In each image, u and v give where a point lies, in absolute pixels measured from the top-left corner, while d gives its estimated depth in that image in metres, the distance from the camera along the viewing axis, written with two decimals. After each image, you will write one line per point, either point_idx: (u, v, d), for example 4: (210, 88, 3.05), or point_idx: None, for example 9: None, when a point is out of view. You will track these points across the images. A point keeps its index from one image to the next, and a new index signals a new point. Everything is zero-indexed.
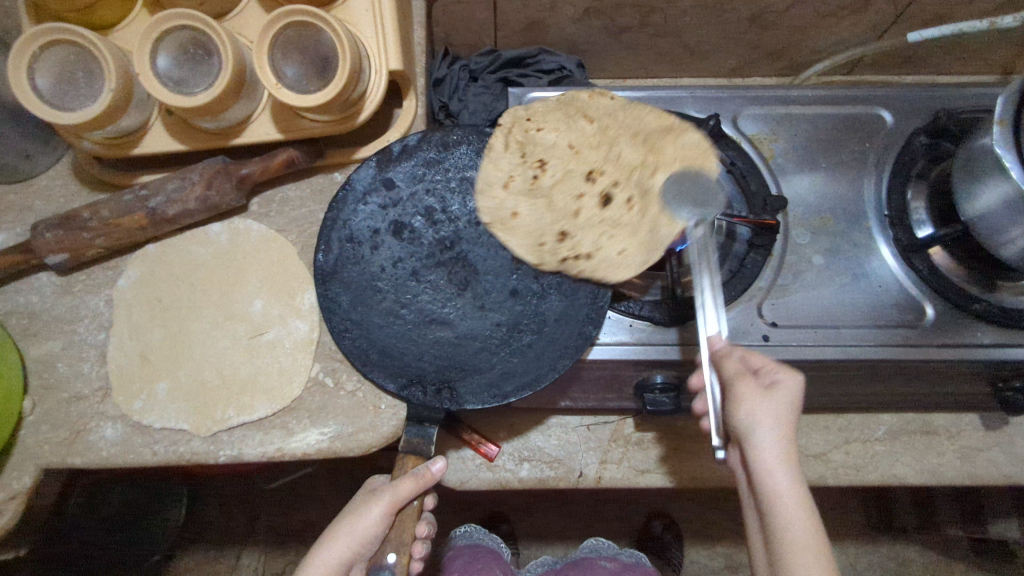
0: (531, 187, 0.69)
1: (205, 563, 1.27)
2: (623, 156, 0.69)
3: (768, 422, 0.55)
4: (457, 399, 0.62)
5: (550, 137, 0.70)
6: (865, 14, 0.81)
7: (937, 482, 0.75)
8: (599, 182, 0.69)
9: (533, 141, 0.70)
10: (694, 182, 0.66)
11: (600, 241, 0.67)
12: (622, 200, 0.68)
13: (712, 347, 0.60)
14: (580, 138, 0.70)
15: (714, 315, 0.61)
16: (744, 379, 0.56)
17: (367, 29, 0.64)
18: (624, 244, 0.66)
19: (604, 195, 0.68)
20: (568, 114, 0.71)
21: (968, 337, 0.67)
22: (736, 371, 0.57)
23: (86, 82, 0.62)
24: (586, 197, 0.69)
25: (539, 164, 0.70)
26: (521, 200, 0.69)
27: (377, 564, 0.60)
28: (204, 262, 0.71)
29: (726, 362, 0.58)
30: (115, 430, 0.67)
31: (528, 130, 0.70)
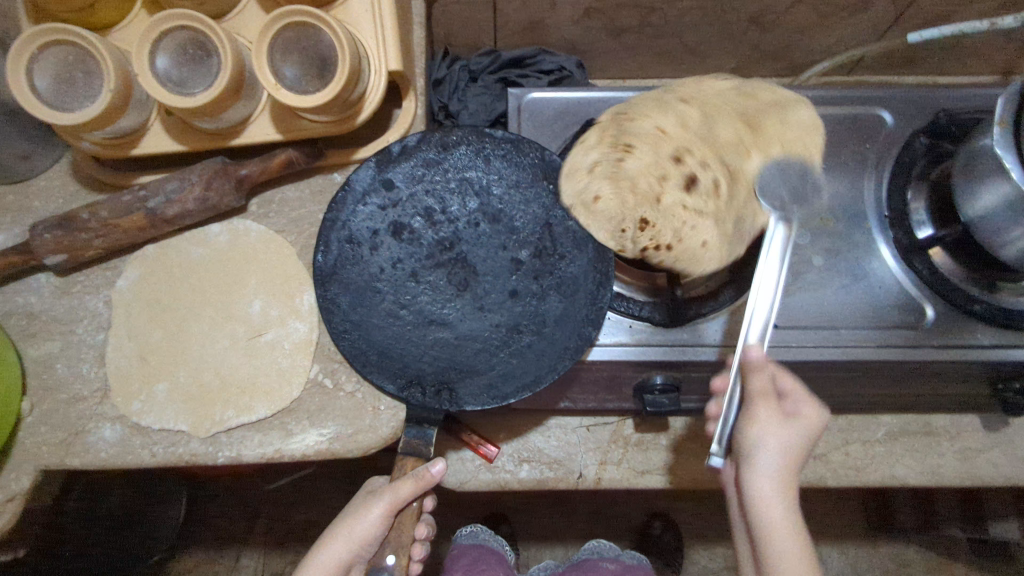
0: (617, 172, 0.65)
1: (205, 563, 1.27)
2: (716, 138, 0.65)
3: (774, 449, 0.56)
4: (457, 400, 0.62)
5: (642, 122, 0.66)
6: (866, 14, 0.81)
7: (937, 483, 0.75)
8: (688, 165, 0.64)
9: (623, 128, 0.66)
10: (796, 179, 0.65)
11: (681, 231, 0.64)
12: (709, 184, 0.64)
13: (746, 354, 0.58)
14: (673, 120, 0.65)
15: (762, 327, 0.59)
16: (766, 400, 0.57)
17: (367, 29, 0.63)
18: (705, 239, 0.64)
19: (690, 177, 0.64)
20: (663, 97, 0.66)
21: (968, 337, 0.68)
22: (761, 389, 0.57)
23: (85, 82, 0.62)
24: (670, 178, 0.64)
25: (625, 147, 0.65)
26: (610, 185, 0.65)
27: (377, 565, 0.60)
28: (203, 263, 0.71)
29: (756, 375, 0.57)
30: (114, 431, 0.67)
31: (620, 121, 0.67)
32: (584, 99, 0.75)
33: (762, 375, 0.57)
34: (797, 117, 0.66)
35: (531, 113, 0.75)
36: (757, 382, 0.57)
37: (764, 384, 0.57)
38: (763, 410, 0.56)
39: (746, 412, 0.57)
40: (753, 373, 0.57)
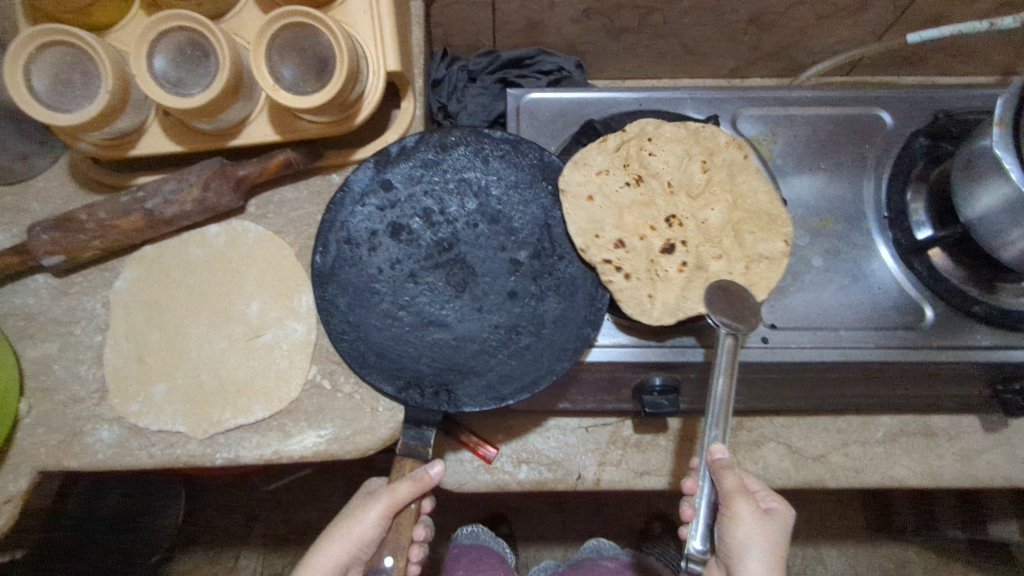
0: (616, 198, 0.67)
1: (204, 563, 1.27)
2: (708, 220, 0.67)
3: (762, 544, 0.57)
4: (455, 402, 0.62)
5: (660, 165, 0.68)
6: (865, 15, 0.81)
7: (937, 484, 0.75)
8: (673, 231, 0.67)
9: (642, 161, 0.68)
10: (733, 299, 0.62)
11: (640, 273, 0.65)
12: (679, 259, 0.66)
13: (712, 457, 0.59)
14: (683, 180, 0.67)
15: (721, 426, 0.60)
16: (744, 497, 0.58)
17: (365, 29, 0.63)
18: (653, 289, 0.64)
19: (667, 242, 0.66)
20: (688, 151, 0.68)
21: (967, 338, 0.68)
22: (736, 487, 0.58)
23: (82, 83, 0.61)
24: (654, 231, 0.67)
25: (636, 177, 0.68)
26: (606, 199, 0.67)
27: (375, 566, 0.60)
28: (201, 265, 0.71)
29: (727, 474, 0.58)
30: (111, 433, 0.66)
31: (643, 149, 0.68)
32: (583, 99, 0.75)
33: (732, 474, 0.58)
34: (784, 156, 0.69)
35: (530, 113, 0.75)
36: (731, 482, 0.58)
37: (738, 482, 0.58)
38: (745, 506, 0.57)
39: (728, 513, 0.58)
40: (725, 473, 0.58)
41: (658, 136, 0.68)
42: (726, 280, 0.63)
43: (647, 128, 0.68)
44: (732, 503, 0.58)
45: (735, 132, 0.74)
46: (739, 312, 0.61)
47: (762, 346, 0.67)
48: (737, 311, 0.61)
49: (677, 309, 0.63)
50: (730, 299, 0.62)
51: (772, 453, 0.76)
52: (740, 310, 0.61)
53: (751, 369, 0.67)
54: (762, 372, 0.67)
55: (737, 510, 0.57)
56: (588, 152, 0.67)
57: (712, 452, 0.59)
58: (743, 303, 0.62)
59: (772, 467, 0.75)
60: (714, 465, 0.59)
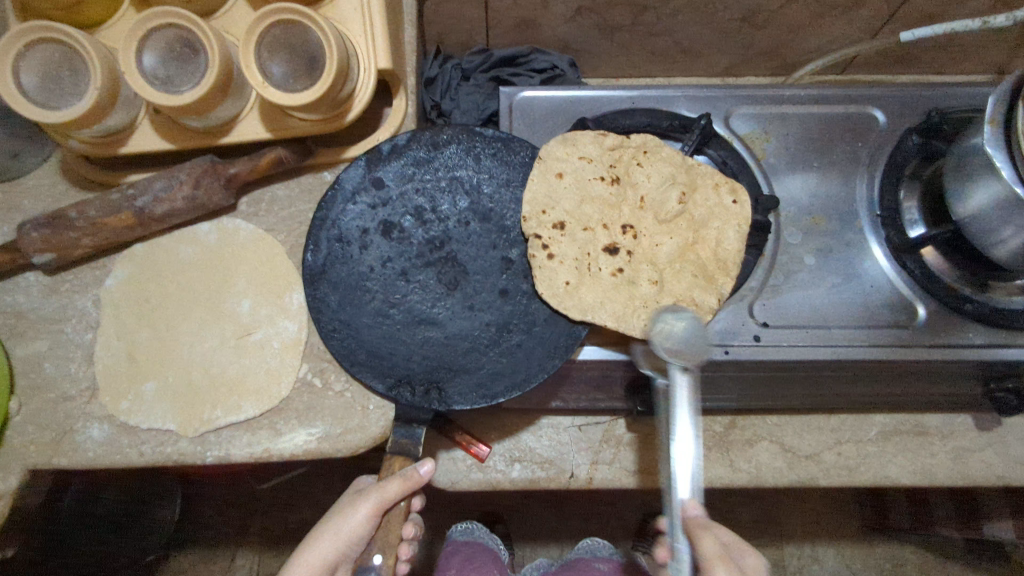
0: (585, 185, 0.67)
1: (199, 562, 1.27)
2: (660, 247, 0.66)
3: None
4: (446, 400, 0.62)
5: (642, 178, 0.67)
6: (857, 13, 0.81)
7: (929, 482, 0.75)
8: (623, 239, 0.67)
9: (629, 169, 0.68)
10: (691, 330, 0.61)
11: (568, 258, 0.65)
12: (619, 260, 0.66)
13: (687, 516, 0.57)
14: (658, 200, 0.67)
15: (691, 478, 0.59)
16: (723, 563, 0.51)
17: (356, 27, 0.63)
18: (573, 277, 0.64)
19: (613, 244, 0.66)
20: (675, 177, 0.67)
21: (959, 337, 0.67)
22: (715, 551, 0.52)
23: (72, 81, 0.61)
24: (606, 230, 0.67)
25: (614, 178, 0.68)
26: (576, 181, 0.67)
27: (363, 564, 0.60)
28: (192, 263, 0.71)
29: (704, 535, 0.53)
30: (101, 431, 0.66)
31: (635, 159, 0.68)
32: (575, 98, 0.75)
33: (710, 534, 0.53)
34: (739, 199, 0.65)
35: (523, 111, 0.75)
36: (707, 543, 0.53)
37: (716, 545, 0.52)
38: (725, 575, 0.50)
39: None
40: (700, 534, 0.54)
41: (656, 152, 0.67)
42: (670, 309, 0.63)
43: (649, 141, 0.68)
44: (707, 569, 0.51)
45: (728, 130, 0.74)
46: (691, 345, 0.60)
47: (753, 345, 0.66)
48: (685, 342, 0.60)
49: (589, 310, 0.62)
50: (678, 332, 0.61)
51: (764, 451, 0.76)
52: (687, 342, 0.60)
53: (741, 366, 0.67)
54: (751, 369, 0.68)
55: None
56: (583, 136, 0.68)
57: (685, 511, 0.57)
58: (695, 335, 0.61)
59: (764, 466, 0.75)
60: (689, 525, 0.55)
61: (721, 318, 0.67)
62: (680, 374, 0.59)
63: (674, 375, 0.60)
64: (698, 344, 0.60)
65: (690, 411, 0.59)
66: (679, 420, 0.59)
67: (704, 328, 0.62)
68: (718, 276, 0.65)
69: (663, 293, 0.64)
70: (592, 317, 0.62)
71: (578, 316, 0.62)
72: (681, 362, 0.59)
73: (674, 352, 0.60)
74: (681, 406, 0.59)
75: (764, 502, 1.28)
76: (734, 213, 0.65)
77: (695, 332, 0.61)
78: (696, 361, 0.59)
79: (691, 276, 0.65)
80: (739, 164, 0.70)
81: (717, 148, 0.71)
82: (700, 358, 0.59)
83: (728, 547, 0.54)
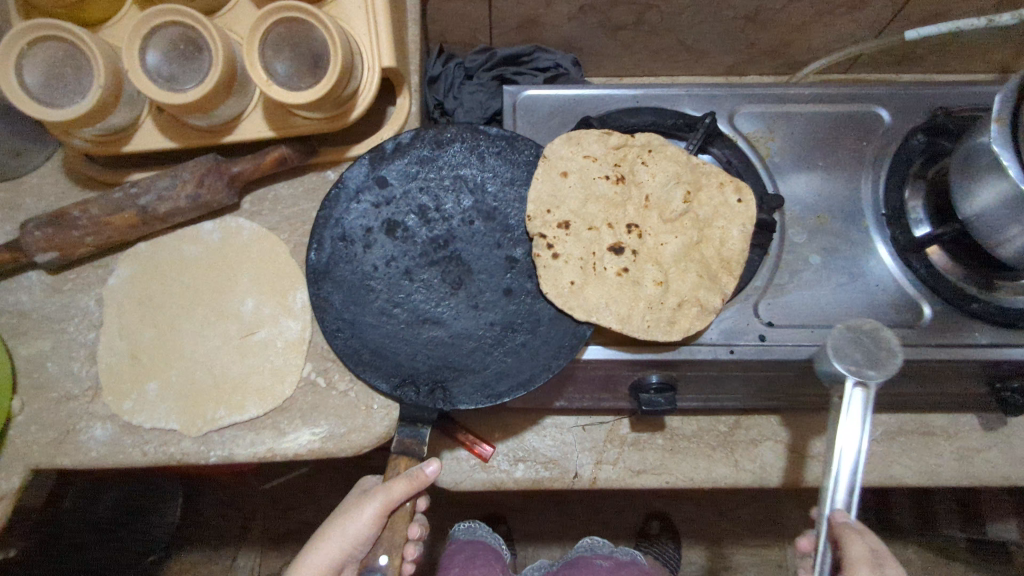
0: (590, 185, 0.67)
1: (200, 563, 1.26)
2: (664, 246, 0.66)
3: None
4: (450, 399, 0.62)
5: (646, 177, 0.67)
6: (862, 12, 0.81)
7: (934, 482, 0.75)
8: (628, 237, 0.66)
9: (633, 167, 0.68)
10: (863, 339, 0.58)
11: (573, 258, 0.65)
12: (623, 259, 0.65)
13: (833, 522, 0.55)
14: (664, 198, 0.67)
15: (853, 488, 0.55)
16: (869, 569, 0.52)
17: (360, 25, 0.63)
18: (577, 277, 0.64)
19: (617, 243, 0.66)
20: (679, 176, 0.67)
21: (965, 336, 0.66)
22: (863, 558, 0.52)
23: (75, 79, 0.61)
24: (611, 229, 0.66)
25: (619, 177, 0.67)
26: (580, 180, 0.67)
27: (369, 565, 0.60)
28: (194, 262, 0.70)
29: (853, 542, 0.53)
30: (105, 430, 0.66)
31: (641, 157, 0.68)
32: (579, 97, 0.75)
33: (862, 544, 0.53)
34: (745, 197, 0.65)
35: (526, 110, 0.74)
36: (856, 551, 0.53)
37: (865, 553, 0.52)
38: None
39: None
40: (850, 540, 0.53)
41: (661, 151, 0.67)
42: (858, 323, 0.59)
43: (653, 140, 0.68)
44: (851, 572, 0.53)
45: (732, 129, 0.74)
46: (872, 358, 0.56)
47: (759, 344, 0.65)
48: (867, 355, 0.56)
49: (594, 310, 0.62)
50: (859, 342, 0.57)
51: (768, 451, 0.76)
52: (864, 354, 0.56)
53: (748, 367, 0.66)
54: (758, 369, 0.66)
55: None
56: (587, 135, 0.68)
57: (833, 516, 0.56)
58: (881, 348, 0.57)
59: (768, 465, 0.75)
60: (836, 532, 0.55)
61: (726, 318, 0.67)
62: (855, 386, 0.56)
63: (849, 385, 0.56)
64: (881, 357, 0.56)
65: (863, 427, 0.56)
66: (849, 430, 0.56)
67: (892, 342, 0.57)
68: (723, 274, 0.64)
69: (668, 292, 0.64)
70: (597, 317, 0.62)
71: (582, 316, 0.62)
72: (859, 374, 0.55)
73: (854, 363, 0.56)
74: (854, 418, 0.56)
75: (767, 503, 1.28)
76: (737, 211, 0.65)
77: (882, 345, 0.57)
78: (878, 375, 0.55)
79: (696, 275, 0.65)
80: (743, 163, 0.70)
81: (722, 146, 0.70)
82: (883, 373, 0.55)
83: (876, 556, 0.54)
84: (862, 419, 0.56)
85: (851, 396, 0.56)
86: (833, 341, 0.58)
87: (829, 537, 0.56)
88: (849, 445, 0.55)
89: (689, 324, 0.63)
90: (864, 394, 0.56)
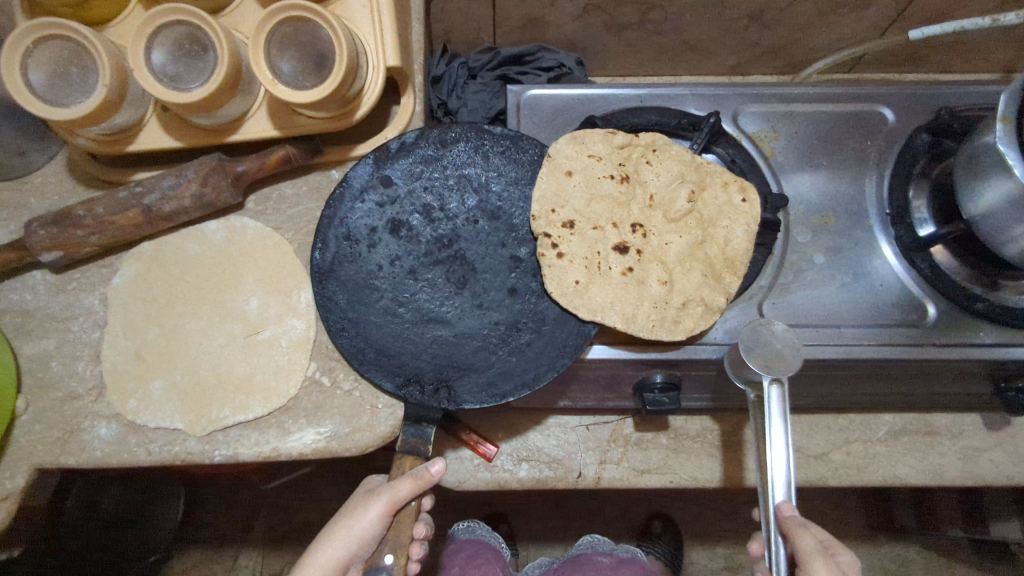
0: (595, 184, 0.67)
1: (202, 563, 1.26)
2: (669, 245, 0.66)
3: None
4: (455, 399, 0.62)
5: (650, 177, 0.67)
6: (866, 12, 0.81)
7: (938, 482, 0.75)
8: (632, 237, 0.66)
9: (638, 167, 0.68)
10: (768, 336, 0.58)
11: (578, 257, 0.65)
12: (628, 258, 0.65)
13: (780, 516, 0.56)
14: (668, 197, 0.67)
15: (788, 481, 0.55)
16: (822, 559, 0.53)
17: (365, 24, 0.63)
18: (582, 277, 0.64)
19: (621, 243, 0.66)
20: (683, 176, 0.66)
21: (971, 336, 0.66)
22: (815, 549, 0.53)
23: (80, 77, 0.61)
24: (616, 230, 0.66)
25: (623, 176, 0.67)
26: (585, 179, 0.67)
27: (375, 564, 0.59)
28: (199, 262, 0.70)
29: (803, 535, 0.54)
30: (109, 429, 0.66)
31: (645, 157, 0.68)
32: (583, 96, 0.75)
33: (810, 535, 0.54)
34: (749, 196, 0.65)
35: (531, 109, 0.74)
36: (807, 543, 0.53)
37: (816, 543, 0.53)
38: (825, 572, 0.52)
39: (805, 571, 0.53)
40: (799, 534, 0.54)
41: (665, 151, 0.67)
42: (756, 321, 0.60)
43: (657, 139, 0.68)
44: (807, 565, 0.53)
45: (736, 128, 0.74)
46: (779, 355, 0.57)
47: None
48: (773, 352, 0.57)
49: (598, 310, 0.62)
50: (765, 341, 0.58)
51: None
52: (774, 351, 0.57)
53: None
54: None
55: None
56: (592, 135, 0.68)
57: (781, 511, 0.56)
58: (783, 345, 0.58)
59: None
60: (785, 527, 0.55)
61: (730, 318, 0.67)
62: (771, 385, 0.56)
63: (766, 385, 0.56)
64: (785, 353, 0.57)
65: (783, 425, 0.55)
66: (772, 431, 0.55)
67: (789, 336, 0.58)
68: (728, 273, 0.64)
69: (673, 293, 0.64)
70: (601, 317, 0.62)
71: (587, 316, 0.62)
72: (773, 372, 0.56)
73: (765, 363, 0.56)
74: (773, 419, 0.55)
75: None
76: (741, 211, 0.65)
77: (783, 341, 0.58)
78: (787, 370, 0.56)
79: (700, 274, 0.64)
80: (748, 162, 0.70)
81: (726, 145, 0.70)
82: (791, 368, 0.56)
83: (825, 545, 0.55)
84: (780, 417, 0.55)
85: (769, 396, 0.56)
86: (741, 343, 0.58)
87: (778, 531, 0.56)
88: (777, 448, 0.54)
89: (692, 324, 0.63)
90: (779, 391, 0.56)
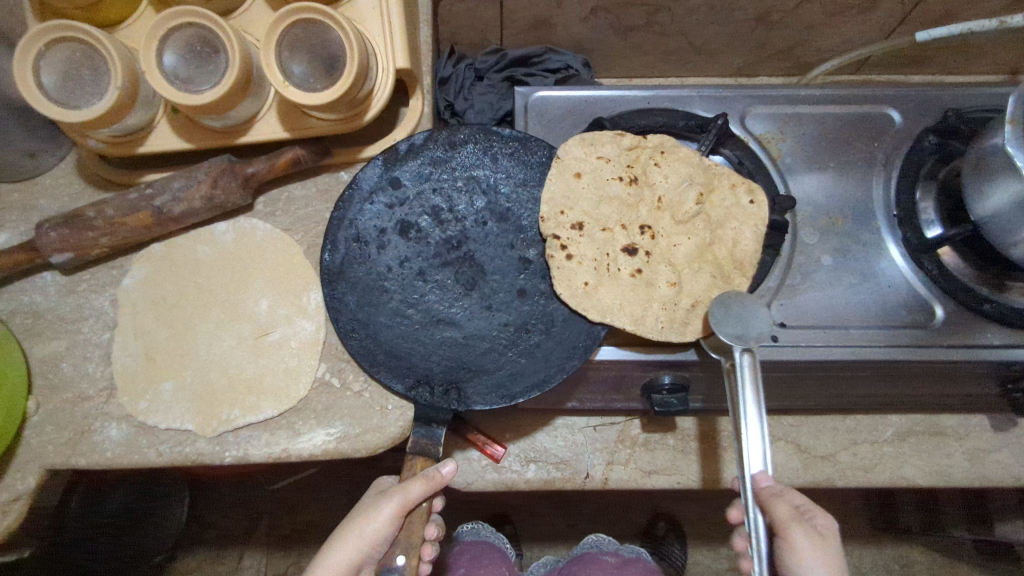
0: (604, 186, 0.67)
1: (207, 563, 1.26)
2: (677, 248, 0.66)
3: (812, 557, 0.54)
4: (464, 400, 0.61)
5: (659, 178, 0.67)
6: (873, 14, 0.81)
7: (946, 483, 0.75)
8: (641, 238, 0.66)
9: (646, 169, 0.68)
10: (740, 311, 0.60)
11: (587, 258, 0.65)
12: (637, 260, 0.66)
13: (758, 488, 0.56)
14: (676, 199, 0.67)
15: (763, 451, 0.56)
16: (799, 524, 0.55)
17: (375, 26, 0.63)
18: (591, 278, 0.64)
19: (630, 245, 0.66)
20: (692, 178, 0.66)
21: (978, 337, 0.66)
22: (790, 516, 0.55)
23: (91, 79, 0.61)
24: (624, 232, 0.66)
25: (632, 178, 0.67)
26: (594, 181, 0.67)
27: (387, 565, 0.59)
28: (209, 264, 0.71)
29: (778, 503, 0.56)
30: (120, 430, 0.66)
31: (653, 158, 0.68)
32: (591, 98, 0.75)
33: (784, 503, 0.56)
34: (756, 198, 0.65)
35: (539, 111, 0.75)
36: (782, 512, 0.55)
37: (792, 511, 0.55)
38: (802, 535, 0.55)
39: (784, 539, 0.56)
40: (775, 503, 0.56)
41: (673, 153, 0.67)
42: (727, 292, 0.61)
43: (665, 140, 0.68)
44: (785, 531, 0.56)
45: (744, 130, 0.74)
46: (749, 326, 0.58)
47: (772, 344, 0.65)
48: (742, 325, 0.59)
49: (608, 312, 0.62)
50: (735, 313, 0.60)
51: (778, 452, 0.76)
52: (744, 325, 0.59)
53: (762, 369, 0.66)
54: (771, 371, 0.66)
55: (793, 541, 0.55)
56: (601, 136, 0.68)
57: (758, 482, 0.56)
58: (751, 318, 0.59)
59: (782, 467, 0.75)
60: (761, 497, 0.56)
61: None
62: (743, 356, 0.57)
63: (738, 356, 0.57)
64: (756, 325, 0.59)
65: (756, 397, 0.56)
66: (744, 402, 0.56)
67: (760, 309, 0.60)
68: (739, 274, 0.64)
69: (682, 295, 0.64)
70: (610, 318, 0.62)
71: (597, 317, 0.62)
72: (742, 342, 0.57)
73: (735, 335, 0.58)
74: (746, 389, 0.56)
75: None
76: (749, 214, 0.65)
77: (752, 314, 0.59)
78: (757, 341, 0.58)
79: (709, 276, 0.65)
80: (755, 164, 0.70)
81: (734, 147, 0.70)
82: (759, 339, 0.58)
83: (803, 511, 0.57)
84: (754, 388, 0.56)
85: (741, 367, 0.57)
86: (711, 317, 0.60)
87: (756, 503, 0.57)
88: (750, 417, 0.55)
89: (702, 325, 0.63)
90: (752, 361, 0.57)
